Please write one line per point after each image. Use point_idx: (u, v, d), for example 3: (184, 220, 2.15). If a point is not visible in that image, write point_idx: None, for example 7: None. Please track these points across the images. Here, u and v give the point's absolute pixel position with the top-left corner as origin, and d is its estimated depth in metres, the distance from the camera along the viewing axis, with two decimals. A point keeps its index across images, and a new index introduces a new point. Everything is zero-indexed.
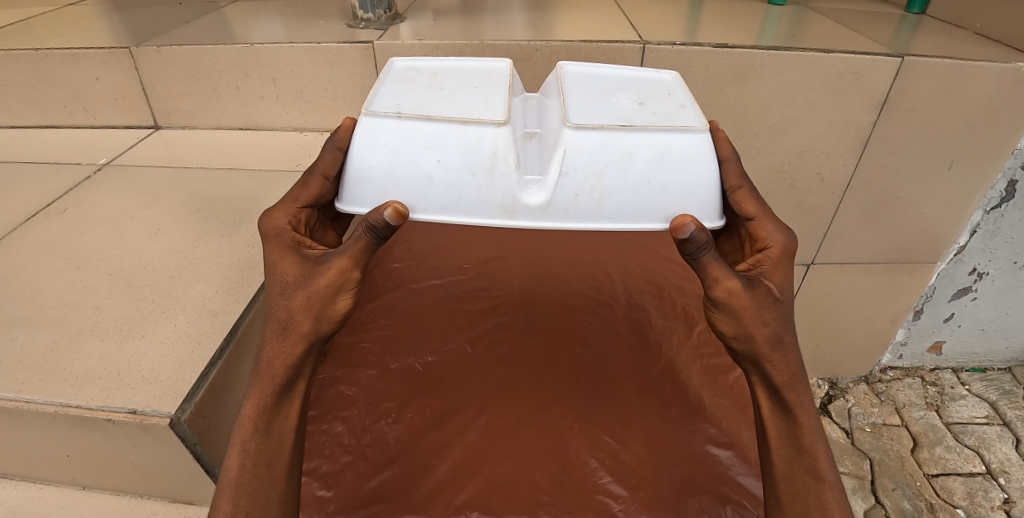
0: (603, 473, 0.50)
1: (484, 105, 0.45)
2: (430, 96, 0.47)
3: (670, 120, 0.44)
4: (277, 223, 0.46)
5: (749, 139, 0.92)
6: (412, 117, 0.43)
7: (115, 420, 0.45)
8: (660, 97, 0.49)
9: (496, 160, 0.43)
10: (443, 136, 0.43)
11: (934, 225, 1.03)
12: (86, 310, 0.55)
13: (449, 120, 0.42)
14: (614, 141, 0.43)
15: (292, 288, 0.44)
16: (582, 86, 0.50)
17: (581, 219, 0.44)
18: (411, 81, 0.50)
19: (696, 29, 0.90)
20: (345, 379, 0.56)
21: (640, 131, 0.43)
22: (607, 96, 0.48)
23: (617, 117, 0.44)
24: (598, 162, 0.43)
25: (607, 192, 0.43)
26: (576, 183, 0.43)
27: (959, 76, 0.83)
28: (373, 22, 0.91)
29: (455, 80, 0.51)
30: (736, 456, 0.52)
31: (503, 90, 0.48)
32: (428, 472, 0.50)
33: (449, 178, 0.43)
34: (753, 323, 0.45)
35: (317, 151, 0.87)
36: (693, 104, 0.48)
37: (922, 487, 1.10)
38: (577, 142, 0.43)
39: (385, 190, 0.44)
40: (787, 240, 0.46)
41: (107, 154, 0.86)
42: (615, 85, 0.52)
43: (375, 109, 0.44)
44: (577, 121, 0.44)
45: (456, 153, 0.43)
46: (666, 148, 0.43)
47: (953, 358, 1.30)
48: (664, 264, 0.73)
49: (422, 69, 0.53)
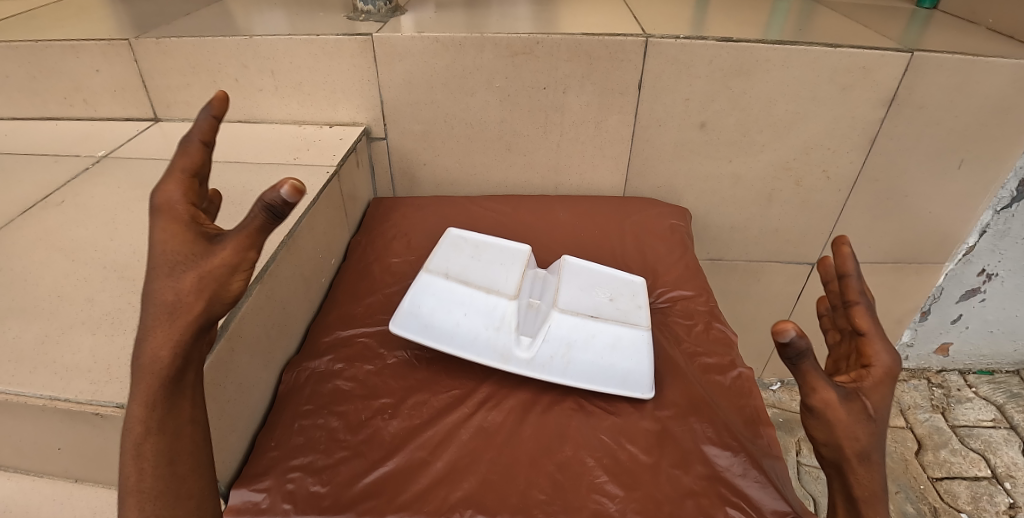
0: (600, 473, 0.49)
1: (506, 279, 0.59)
2: (471, 264, 0.61)
3: (625, 318, 0.57)
4: (161, 194, 0.38)
5: (754, 135, 0.90)
6: (455, 280, 0.58)
7: (103, 414, 0.45)
8: (627, 298, 0.61)
9: (502, 326, 0.56)
10: (470, 303, 0.57)
11: (943, 225, 1.02)
12: (79, 302, 0.54)
13: (478, 288, 0.57)
14: (584, 326, 0.55)
15: (178, 266, 0.38)
16: (576, 290, 0.60)
17: (552, 372, 0.55)
18: (459, 250, 0.64)
19: (702, 23, 0.88)
20: (342, 374, 0.58)
21: (604, 322, 0.56)
22: (590, 294, 0.60)
23: (590, 306, 0.58)
24: (571, 338, 0.55)
25: (574, 355, 0.55)
26: (552, 349, 0.55)
27: (969, 72, 0.81)
28: (372, 14, 0.90)
29: (491, 255, 0.64)
30: (739, 457, 0.50)
31: (521, 270, 0.61)
32: (422, 469, 0.49)
33: (464, 348, 0.56)
34: (845, 436, 0.42)
35: (317, 145, 0.84)
36: (649, 308, 0.60)
37: (925, 491, 1.08)
38: (560, 322, 0.55)
39: (426, 322, 0.57)
40: (893, 363, 0.43)
41: (105, 147, 0.86)
42: (601, 283, 0.63)
43: (433, 268, 0.59)
44: (563, 304, 0.56)
45: (478, 317, 0.56)
46: (618, 339, 0.55)
47: (960, 360, 1.28)
48: (665, 266, 0.75)
49: (469, 239, 0.67)
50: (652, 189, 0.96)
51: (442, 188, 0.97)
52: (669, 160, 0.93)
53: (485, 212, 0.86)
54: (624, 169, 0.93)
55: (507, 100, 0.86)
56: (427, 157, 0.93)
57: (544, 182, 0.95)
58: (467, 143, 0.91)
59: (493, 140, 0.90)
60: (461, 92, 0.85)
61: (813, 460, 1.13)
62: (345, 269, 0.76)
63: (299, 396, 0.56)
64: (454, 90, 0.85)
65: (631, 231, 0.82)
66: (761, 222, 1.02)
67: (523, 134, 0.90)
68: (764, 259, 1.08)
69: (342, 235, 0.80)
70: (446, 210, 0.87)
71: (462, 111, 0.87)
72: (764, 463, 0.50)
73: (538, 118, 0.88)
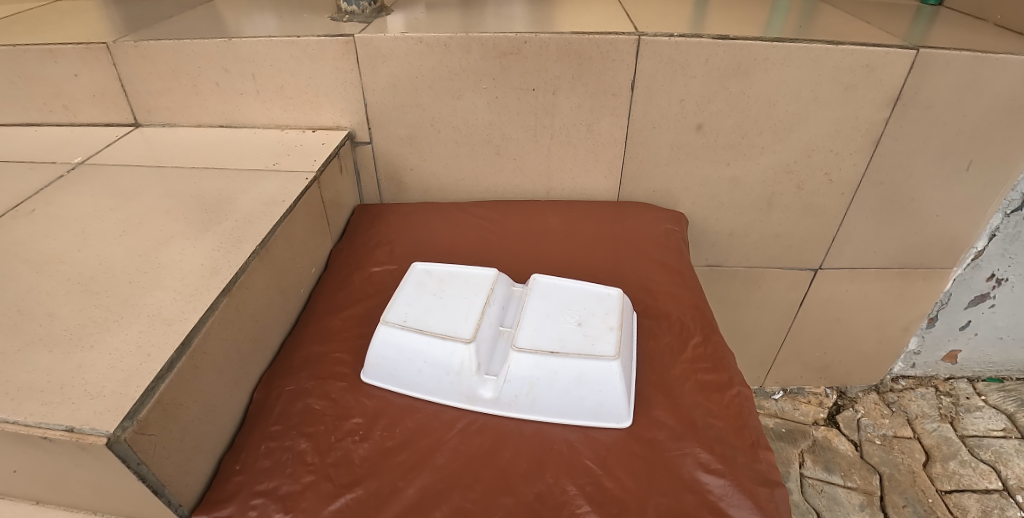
0: (582, 502, 0.46)
1: (466, 317, 0.56)
2: (431, 305, 0.58)
3: (591, 345, 0.53)
4: None
5: (753, 137, 0.87)
6: (412, 329, 0.55)
7: (52, 438, 0.41)
8: (598, 317, 0.57)
9: (462, 369, 0.53)
10: (427, 352, 0.54)
11: (950, 229, 0.98)
12: (38, 317, 0.51)
13: (433, 334, 0.54)
14: (545, 363, 0.52)
15: None
16: (544, 320, 0.56)
17: (522, 410, 0.53)
18: (422, 288, 0.61)
19: (698, 21, 0.85)
20: (314, 392, 0.56)
21: (566, 356, 0.52)
22: (555, 319, 0.56)
23: (554, 339, 0.54)
24: (533, 377, 0.52)
25: (539, 395, 0.52)
26: (516, 388, 0.52)
27: (978, 70, 0.78)
28: (358, 14, 0.87)
29: (455, 288, 0.61)
30: (731, 485, 0.47)
31: (483, 302, 0.58)
32: (393, 496, 0.47)
33: (431, 392, 0.55)
34: None
35: (297, 150, 0.81)
36: (621, 327, 0.55)
37: (934, 504, 1.02)
38: (519, 362, 0.52)
39: (392, 371, 0.55)
40: None
41: (83, 153, 0.83)
42: (571, 303, 0.59)
43: (389, 319, 0.56)
44: (523, 341, 0.53)
45: (437, 361, 0.54)
46: (582, 372, 0.52)
47: (968, 367, 1.24)
48: (658, 272, 0.73)
49: (434, 273, 0.64)
50: (648, 193, 0.93)
51: (431, 193, 0.94)
52: (664, 164, 0.89)
53: (473, 220, 0.84)
54: (618, 174, 0.90)
55: (496, 102, 0.83)
56: (414, 162, 0.90)
57: (535, 187, 0.92)
58: (456, 147, 0.88)
59: (482, 144, 0.88)
60: (448, 94, 0.83)
61: (816, 473, 1.09)
62: (325, 280, 0.73)
63: (268, 416, 0.54)
64: (441, 92, 0.82)
65: (624, 238, 0.79)
66: (761, 227, 0.98)
67: (513, 138, 0.87)
68: (765, 265, 1.04)
69: (323, 244, 0.77)
70: (434, 218, 0.85)
71: (450, 114, 0.85)
72: (758, 491, 0.47)
73: (528, 121, 0.85)
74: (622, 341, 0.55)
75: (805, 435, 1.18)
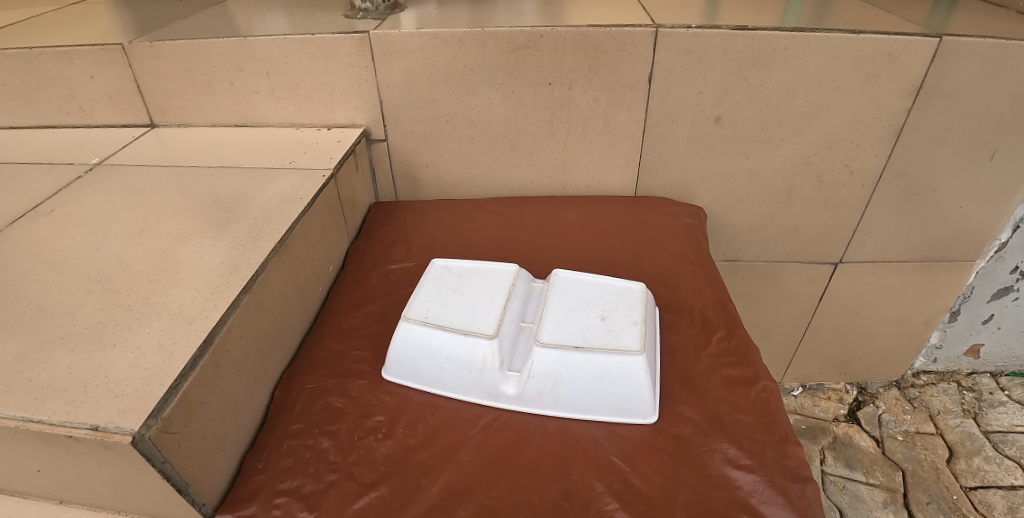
0: (610, 500, 0.45)
1: (487, 313, 0.55)
2: (451, 301, 0.58)
3: (615, 340, 0.52)
4: None
5: (772, 129, 0.85)
6: (433, 325, 0.54)
7: (76, 437, 0.41)
8: (621, 311, 0.56)
9: (484, 365, 0.53)
10: (448, 349, 0.53)
11: (973, 221, 0.96)
12: (60, 316, 0.51)
13: (454, 331, 0.53)
14: (568, 358, 0.51)
15: None
16: (567, 315, 0.55)
17: (544, 406, 0.52)
18: (441, 284, 0.60)
19: (715, 11, 0.84)
20: (334, 390, 0.55)
21: (589, 351, 0.51)
22: (578, 314, 0.55)
23: (576, 334, 0.53)
24: (556, 373, 0.51)
25: (563, 391, 0.51)
26: (539, 384, 0.52)
27: (1003, 57, 0.76)
28: (371, 11, 0.87)
29: (475, 284, 0.60)
30: (761, 480, 0.46)
31: (504, 298, 0.57)
32: (417, 494, 0.46)
33: (452, 388, 0.54)
34: None
35: (312, 148, 0.81)
36: (645, 321, 0.54)
37: (959, 501, 1.00)
38: (542, 357, 0.51)
39: (412, 368, 0.55)
40: None
41: (100, 154, 0.84)
42: (593, 298, 0.58)
43: (409, 316, 0.56)
44: (546, 337, 0.53)
45: (458, 358, 0.53)
46: (606, 368, 0.51)
47: (991, 361, 1.22)
48: (678, 265, 0.72)
49: (453, 269, 0.64)
50: (665, 188, 0.92)
51: (446, 191, 0.93)
52: (681, 158, 0.88)
53: (488, 216, 0.83)
54: (635, 168, 0.89)
55: (510, 97, 0.82)
56: (429, 159, 0.90)
57: (551, 182, 0.91)
58: (470, 143, 0.88)
59: (497, 140, 0.87)
60: (462, 90, 0.82)
61: (838, 470, 1.08)
62: (343, 277, 0.73)
63: (289, 415, 0.54)
64: (455, 88, 0.82)
65: (643, 232, 0.78)
66: (780, 221, 0.97)
67: (528, 133, 0.86)
68: (783, 259, 1.03)
69: (340, 241, 0.77)
70: (449, 214, 0.85)
71: (464, 110, 0.84)
72: (790, 486, 0.46)
73: (544, 115, 0.84)
74: (646, 336, 0.54)
75: (826, 431, 1.17)
